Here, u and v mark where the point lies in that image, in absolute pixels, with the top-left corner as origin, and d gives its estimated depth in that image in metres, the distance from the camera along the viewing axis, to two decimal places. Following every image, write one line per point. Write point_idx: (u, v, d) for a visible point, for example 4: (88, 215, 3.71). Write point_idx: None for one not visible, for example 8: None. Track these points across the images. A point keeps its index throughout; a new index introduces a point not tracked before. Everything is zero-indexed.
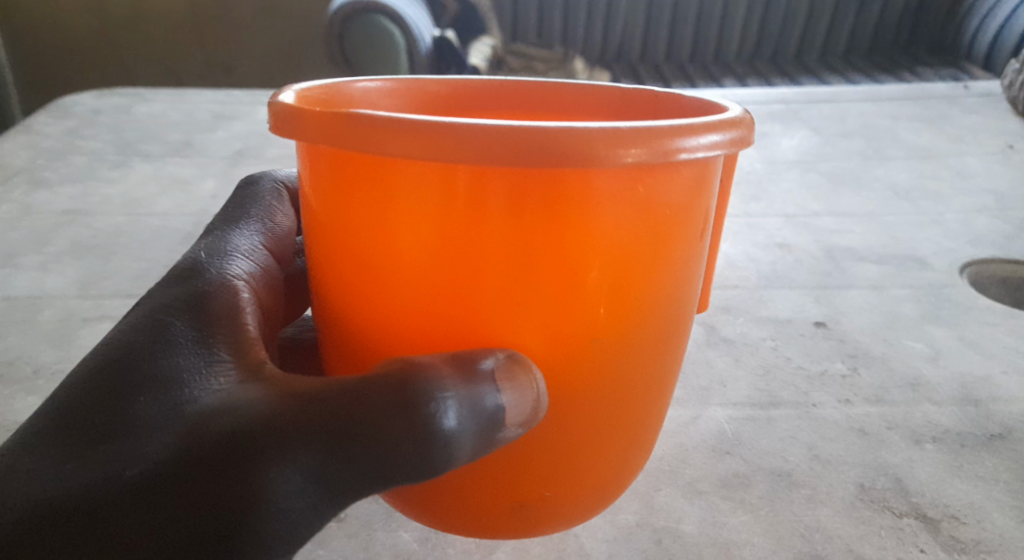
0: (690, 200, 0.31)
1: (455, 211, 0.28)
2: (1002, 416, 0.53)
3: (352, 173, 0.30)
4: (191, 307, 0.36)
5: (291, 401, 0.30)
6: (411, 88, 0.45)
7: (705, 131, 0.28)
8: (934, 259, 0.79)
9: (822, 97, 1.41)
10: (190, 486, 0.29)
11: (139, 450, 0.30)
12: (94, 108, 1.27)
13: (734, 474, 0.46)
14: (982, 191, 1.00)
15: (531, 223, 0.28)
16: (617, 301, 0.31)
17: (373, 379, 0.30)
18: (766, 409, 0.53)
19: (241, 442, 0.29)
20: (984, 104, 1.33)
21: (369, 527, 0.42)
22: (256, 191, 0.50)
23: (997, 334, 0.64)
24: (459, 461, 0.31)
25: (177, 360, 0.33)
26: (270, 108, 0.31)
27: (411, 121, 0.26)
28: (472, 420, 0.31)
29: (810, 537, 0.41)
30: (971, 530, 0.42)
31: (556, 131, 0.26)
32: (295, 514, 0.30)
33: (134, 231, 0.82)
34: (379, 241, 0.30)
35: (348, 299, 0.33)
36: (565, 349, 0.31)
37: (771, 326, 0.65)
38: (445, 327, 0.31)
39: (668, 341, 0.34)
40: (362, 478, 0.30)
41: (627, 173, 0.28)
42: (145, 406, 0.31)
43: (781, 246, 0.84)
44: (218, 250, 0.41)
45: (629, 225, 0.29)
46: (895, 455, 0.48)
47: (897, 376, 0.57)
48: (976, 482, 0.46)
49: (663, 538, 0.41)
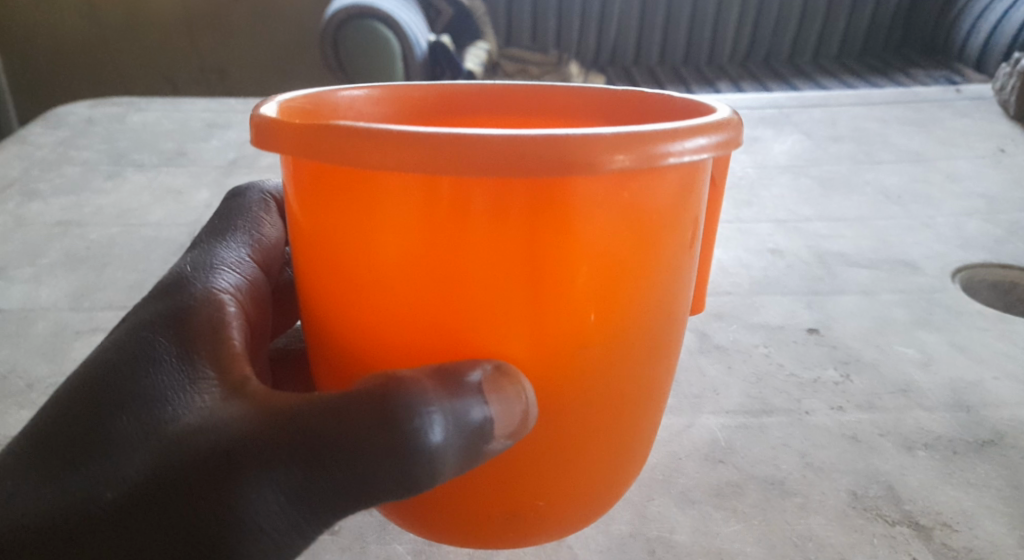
0: (678, 204, 0.31)
1: (439, 222, 0.28)
2: (993, 422, 0.52)
3: (334, 185, 0.30)
4: (174, 322, 0.35)
5: (274, 416, 0.30)
6: (397, 94, 0.45)
7: (690, 135, 0.28)
8: (924, 264, 0.79)
9: (815, 100, 1.42)
10: (173, 503, 0.29)
11: (121, 470, 0.30)
12: (87, 117, 1.26)
13: (726, 482, 0.46)
14: (973, 194, 1.00)
15: (519, 233, 0.28)
16: (605, 308, 0.31)
17: (356, 395, 0.30)
18: (758, 416, 0.53)
19: (225, 459, 0.29)
20: (976, 107, 1.34)
21: (363, 540, 0.42)
22: (244, 203, 0.50)
23: (987, 339, 0.64)
24: (444, 475, 0.31)
25: (158, 377, 0.33)
26: (252, 121, 0.31)
27: (391, 133, 0.26)
28: (457, 435, 0.30)
29: (802, 546, 0.41)
30: (963, 537, 0.42)
31: (541, 140, 0.26)
32: (278, 534, 0.30)
33: (127, 242, 0.82)
34: (364, 253, 0.30)
35: (334, 311, 0.33)
36: (551, 358, 0.31)
37: (763, 332, 0.65)
38: (430, 339, 0.31)
39: (658, 348, 0.34)
40: (343, 494, 0.30)
41: (613, 179, 0.28)
42: (126, 426, 0.31)
43: (773, 251, 0.84)
44: (204, 263, 0.41)
45: (615, 232, 0.29)
46: (888, 462, 0.48)
47: (889, 383, 0.57)
48: (968, 488, 0.46)
49: (656, 549, 0.41)
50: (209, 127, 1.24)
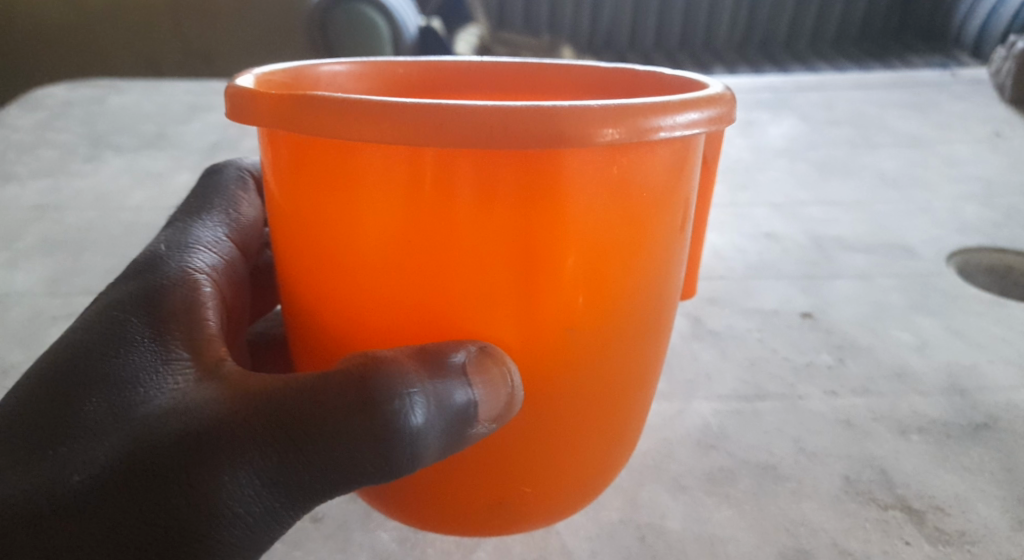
0: (669, 182, 0.30)
1: (422, 199, 0.27)
2: (989, 406, 0.52)
3: (313, 160, 0.28)
4: (148, 304, 0.35)
5: (249, 399, 0.29)
6: (379, 70, 0.44)
7: (681, 109, 0.27)
8: (922, 248, 0.79)
9: (812, 84, 1.40)
10: (141, 489, 0.28)
11: (90, 454, 0.29)
12: (66, 100, 1.24)
13: (719, 469, 0.45)
14: (971, 179, 0.99)
15: (505, 211, 0.27)
16: (595, 289, 0.30)
17: (335, 376, 0.29)
18: (753, 402, 0.52)
19: (197, 442, 0.28)
20: (973, 91, 1.33)
21: (346, 528, 0.40)
22: (221, 181, 0.51)
23: (985, 323, 0.63)
24: (426, 459, 0.30)
25: (131, 360, 0.32)
26: (228, 94, 0.30)
27: (370, 104, 0.25)
28: (439, 419, 0.29)
29: (795, 531, 0.40)
30: (956, 521, 0.41)
31: (527, 111, 0.25)
32: (253, 519, 0.29)
33: (107, 226, 0.80)
34: (345, 234, 0.29)
35: (314, 294, 0.32)
36: (539, 340, 0.30)
37: (758, 317, 0.64)
38: (414, 321, 0.30)
39: (649, 330, 0.33)
40: (321, 477, 0.29)
41: (602, 154, 0.27)
42: (97, 408, 0.30)
43: (769, 236, 0.83)
44: (180, 242, 0.41)
45: (604, 210, 0.28)
46: (882, 447, 0.47)
47: (883, 367, 0.57)
48: (961, 472, 0.45)
49: (647, 535, 0.40)
50: (195, 111, 1.22)
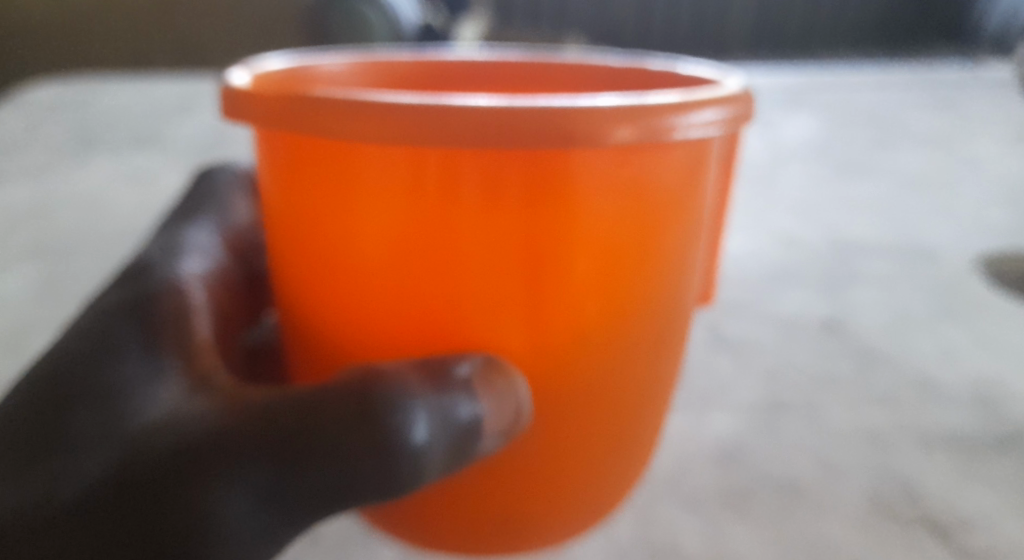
0: (684, 185, 0.29)
1: (426, 200, 0.25)
2: (1015, 417, 0.50)
3: (310, 161, 0.27)
4: (140, 313, 0.33)
5: (244, 412, 0.28)
6: (382, 66, 0.42)
7: (699, 107, 0.26)
8: (943, 253, 0.77)
9: (826, 85, 1.38)
10: (129, 507, 0.26)
11: (75, 469, 0.27)
12: (68, 101, 1.23)
13: (736, 484, 0.44)
14: (992, 181, 0.98)
15: (513, 215, 0.26)
16: (608, 295, 0.28)
17: (334, 389, 0.27)
18: (768, 413, 0.51)
19: (189, 457, 0.27)
20: (993, 92, 1.32)
21: (348, 546, 0.39)
22: (215, 186, 0.50)
23: (1009, 331, 0.61)
24: (430, 475, 0.28)
25: (121, 370, 0.30)
26: (223, 93, 0.28)
27: (370, 100, 0.23)
28: (443, 433, 0.28)
29: (815, 548, 0.39)
30: (982, 537, 0.40)
31: (536, 109, 0.23)
32: (247, 539, 0.27)
33: (109, 230, 0.79)
34: (345, 238, 0.28)
35: (312, 302, 0.31)
36: (548, 349, 0.29)
37: (773, 324, 0.63)
38: (418, 329, 0.28)
39: (664, 339, 0.32)
40: (318, 495, 0.27)
41: (615, 154, 0.25)
42: (83, 421, 0.29)
43: (785, 239, 0.82)
44: (173, 248, 0.40)
45: (618, 214, 0.27)
46: (903, 460, 0.46)
47: (903, 376, 0.55)
48: (987, 486, 0.44)
49: (659, 554, 0.38)
50: (200, 111, 1.21)
